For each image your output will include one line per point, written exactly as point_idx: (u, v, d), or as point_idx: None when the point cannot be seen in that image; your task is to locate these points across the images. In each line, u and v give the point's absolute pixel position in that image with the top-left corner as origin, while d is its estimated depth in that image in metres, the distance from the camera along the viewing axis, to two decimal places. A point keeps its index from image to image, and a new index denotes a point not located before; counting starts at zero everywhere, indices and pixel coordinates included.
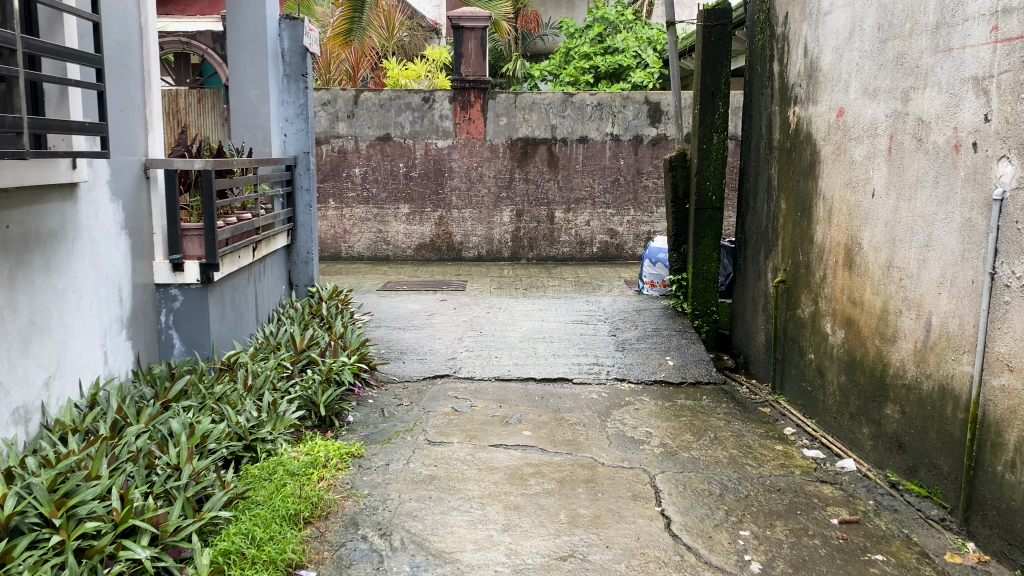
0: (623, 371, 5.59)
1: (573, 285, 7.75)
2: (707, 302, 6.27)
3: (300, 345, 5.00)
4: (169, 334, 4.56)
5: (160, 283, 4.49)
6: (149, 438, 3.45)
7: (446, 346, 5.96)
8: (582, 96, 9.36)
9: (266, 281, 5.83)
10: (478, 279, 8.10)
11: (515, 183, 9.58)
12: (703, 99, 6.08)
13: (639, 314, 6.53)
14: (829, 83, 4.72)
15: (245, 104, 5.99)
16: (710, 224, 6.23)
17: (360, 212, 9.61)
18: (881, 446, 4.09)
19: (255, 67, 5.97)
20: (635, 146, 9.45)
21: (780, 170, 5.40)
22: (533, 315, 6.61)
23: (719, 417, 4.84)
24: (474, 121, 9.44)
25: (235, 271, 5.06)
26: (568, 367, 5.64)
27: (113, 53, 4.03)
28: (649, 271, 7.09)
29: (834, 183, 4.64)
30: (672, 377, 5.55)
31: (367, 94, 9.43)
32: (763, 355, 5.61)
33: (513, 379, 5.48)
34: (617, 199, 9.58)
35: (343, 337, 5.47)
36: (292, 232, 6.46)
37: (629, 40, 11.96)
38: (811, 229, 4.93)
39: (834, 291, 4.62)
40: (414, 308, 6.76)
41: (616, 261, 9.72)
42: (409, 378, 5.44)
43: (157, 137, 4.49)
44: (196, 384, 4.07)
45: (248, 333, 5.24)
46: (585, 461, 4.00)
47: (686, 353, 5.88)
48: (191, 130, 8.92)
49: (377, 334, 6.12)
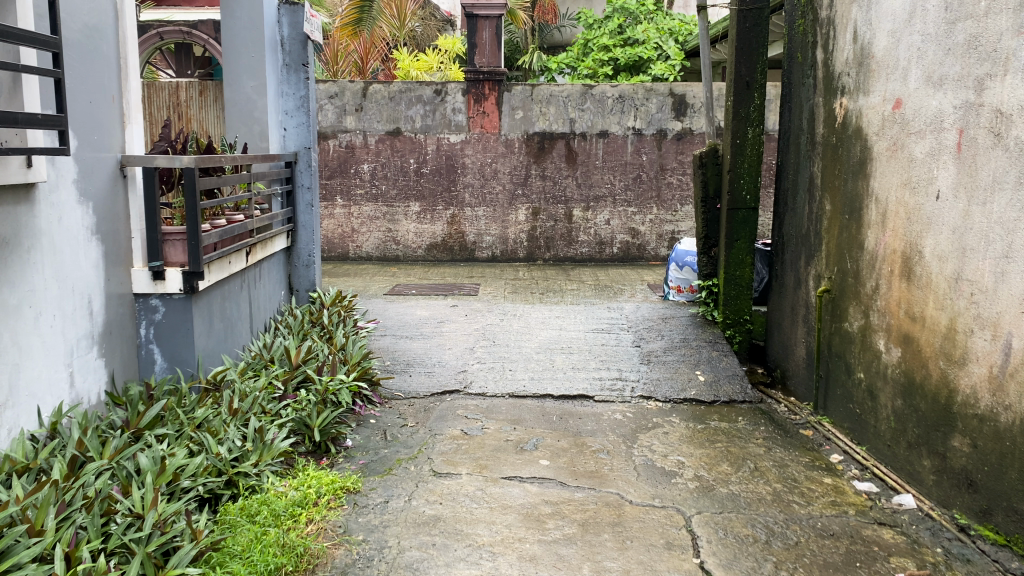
0: (649, 388, 5.12)
1: (593, 289, 7.28)
2: (740, 311, 5.80)
3: (296, 360, 4.54)
4: (150, 348, 4.12)
5: (139, 293, 4.07)
6: (113, 477, 3.02)
7: (457, 358, 5.51)
8: (603, 88, 8.90)
9: (262, 288, 5.39)
10: (492, 283, 7.64)
11: (531, 180, 9.11)
12: (737, 90, 5.58)
13: (665, 322, 6.05)
14: (883, 71, 4.22)
15: (241, 95, 5.56)
16: (744, 226, 5.75)
17: (369, 210, 9.17)
18: (946, 482, 3.61)
19: (251, 56, 5.52)
20: (659, 141, 8.97)
21: (824, 168, 4.90)
22: (550, 324, 6.13)
23: (757, 445, 4.37)
24: (488, 115, 8.98)
25: (225, 278, 4.63)
26: (589, 383, 5.17)
27: (80, 36, 3.60)
28: (676, 275, 6.60)
29: (889, 183, 4.14)
30: (703, 395, 5.07)
31: (376, 86, 8.99)
32: (804, 370, 5.13)
33: (528, 396, 5.03)
34: (639, 197, 9.09)
35: (344, 350, 5.02)
36: (292, 233, 6.02)
37: (650, 31, 11.47)
38: (861, 234, 4.44)
39: (889, 303, 4.13)
40: (423, 315, 6.31)
41: (637, 262, 9.22)
42: (416, 395, 5.00)
43: (136, 132, 4.06)
44: (174, 408, 3.63)
45: (240, 346, 4.81)
46: (611, 500, 3.54)
47: (717, 368, 5.40)
48: (192, 125, 8.53)
49: (383, 344, 5.67)
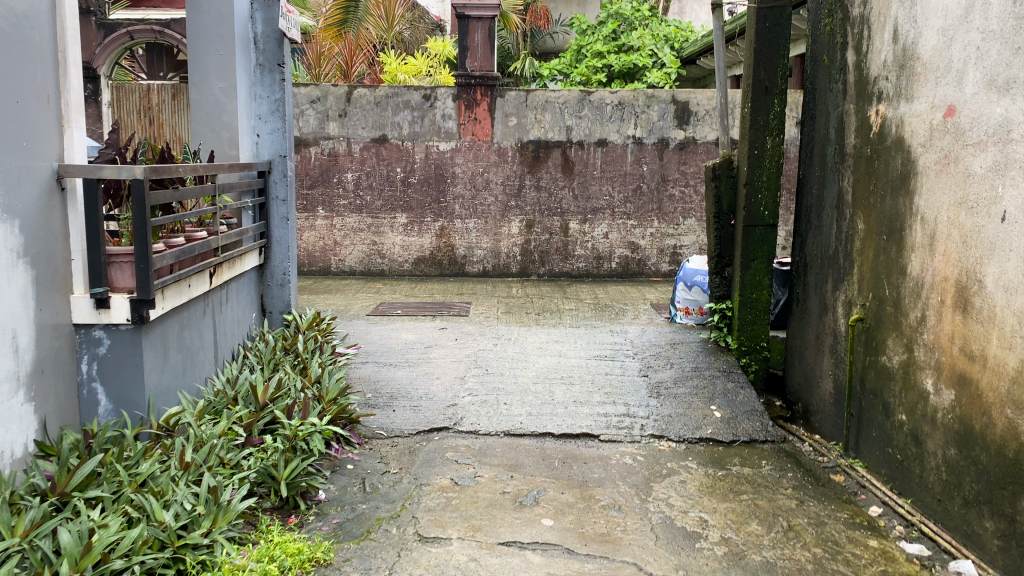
0: (660, 426, 4.60)
1: (592, 309, 6.74)
2: (756, 337, 5.30)
3: (263, 398, 4.01)
4: (93, 387, 3.56)
5: (80, 324, 3.51)
6: (23, 559, 2.47)
7: (446, 389, 4.97)
8: (601, 94, 8.39)
9: (229, 312, 4.84)
10: (484, 301, 7.10)
11: (525, 191, 8.60)
12: (755, 96, 5.07)
13: (674, 349, 5.54)
14: (931, 75, 3.73)
15: (208, 98, 5.02)
16: (762, 244, 5.25)
17: (352, 221, 8.63)
18: (1015, 550, 3.08)
19: (219, 53, 4.97)
20: (660, 150, 8.48)
21: (856, 183, 4.41)
22: (548, 350, 5.59)
23: (787, 497, 3.86)
24: (480, 121, 8.46)
25: (184, 303, 4.08)
26: (593, 420, 4.65)
27: (4, 25, 3.06)
28: (684, 296, 6.05)
29: (940, 202, 3.64)
30: (721, 434, 4.56)
31: (361, 90, 8.44)
32: (830, 406, 4.63)
33: (526, 435, 4.50)
34: (639, 210, 8.59)
35: (320, 384, 4.49)
36: (265, 249, 5.46)
37: (645, 37, 11.02)
38: (903, 258, 3.94)
39: (939, 338, 3.62)
40: (409, 339, 5.76)
41: (637, 278, 8.70)
42: (400, 433, 4.46)
43: (77, 137, 3.51)
44: (113, 463, 3.09)
45: (201, 380, 4.27)
46: (627, 573, 3.02)
47: (734, 402, 4.88)
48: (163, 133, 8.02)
49: (364, 374, 5.12)
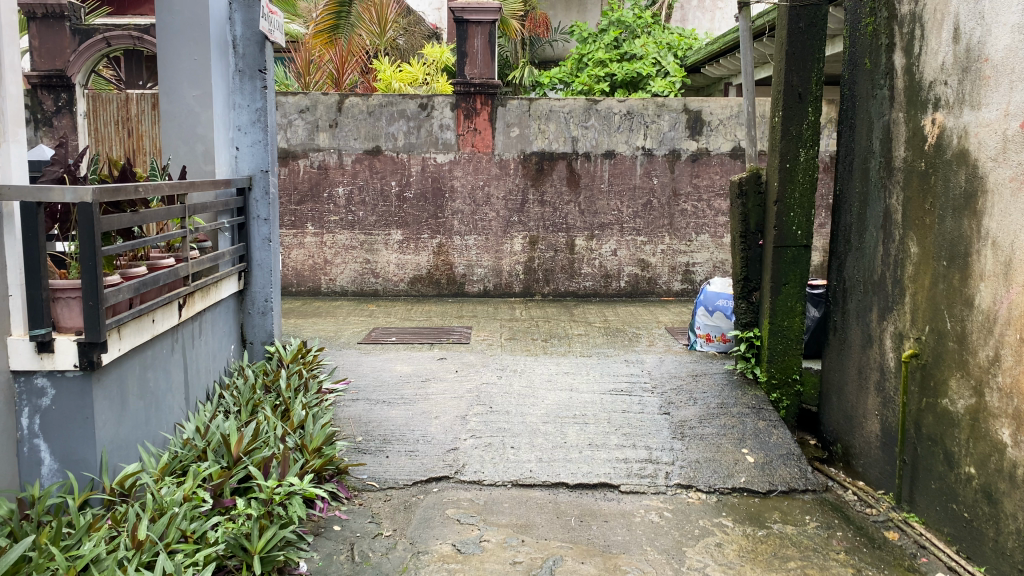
0: (687, 474, 4.12)
1: (603, 335, 6.22)
2: (788, 370, 4.82)
3: (237, 451, 3.51)
4: (35, 444, 3.06)
5: (18, 370, 3.00)
6: None
7: (446, 430, 4.46)
8: (608, 103, 7.92)
9: (203, 346, 4.33)
10: (487, 326, 6.58)
11: (528, 206, 8.10)
12: (788, 103, 4.58)
13: (696, 381, 5.04)
14: (1003, 79, 3.25)
15: (180, 106, 4.52)
16: (794, 266, 4.76)
17: (344, 238, 8.12)
18: None
19: (194, 58, 4.48)
20: (672, 162, 7.99)
21: (907, 201, 3.92)
22: (558, 384, 5.07)
23: (841, 565, 3.39)
24: (480, 132, 7.98)
25: (147, 341, 3.57)
26: (611, 467, 4.15)
27: None
28: (705, 322, 5.54)
29: (1017, 225, 3.14)
30: (756, 484, 4.08)
31: (353, 99, 7.93)
32: (877, 450, 4.14)
33: (536, 487, 4.01)
34: (649, 225, 8.10)
35: (303, 431, 3.99)
36: (245, 274, 4.95)
37: (649, 46, 10.55)
38: (968, 287, 3.44)
39: (1017, 382, 3.13)
40: (404, 371, 5.24)
41: (648, 297, 8.20)
42: (393, 485, 3.98)
43: (16, 153, 3.00)
44: (48, 544, 2.57)
45: (167, 427, 3.76)
46: None
47: (767, 445, 4.38)
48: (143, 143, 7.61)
49: (354, 413, 4.61)
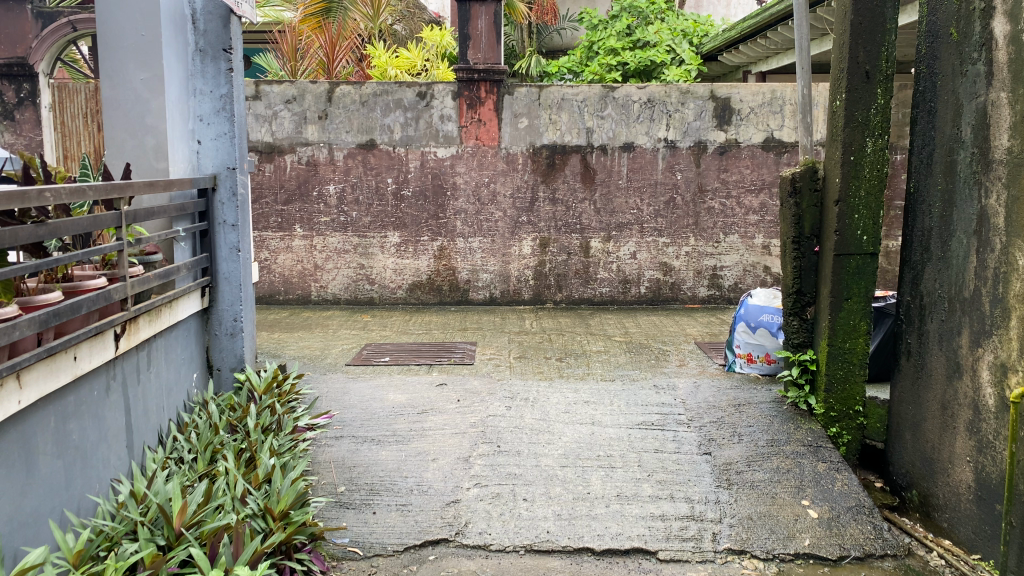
0: (738, 534, 3.39)
1: (625, 353, 5.46)
2: (849, 400, 4.07)
3: (180, 524, 2.79)
4: None
5: None
6: None
7: (445, 478, 3.71)
8: (627, 90, 7.17)
9: (154, 382, 3.60)
10: (493, 341, 5.84)
11: (538, 204, 7.36)
12: (852, 83, 3.83)
13: (739, 413, 4.31)
14: None
15: (127, 92, 3.82)
16: (859, 277, 4.01)
17: (336, 241, 7.39)
18: None
19: (141, 34, 3.77)
20: (697, 155, 7.25)
21: (1013, 202, 3.16)
22: (576, 417, 4.32)
23: None
24: (485, 123, 7.24)
25: (68, 385, 2.84)
26: (646, 527, 3.41)
27: None
28: (745, 340, 4.82)
29: None
30: (822, 546, 3.35)
31: (344, 88, 7.19)
32: (970, 505, 3.39)
33: (553, 555, 3.26)
34: (672, 225, 7.35)
35: (269, 488, 3.27)
36: (210, 289, 4.21)
37: (663, 32, 9.77)
38: None
39: None
40: (398, 401, 4.50)
41: (670, 304, 7.46)
42: (381, 552, 3.25)
43: None
44: None
45: (99, 488, 3.03)
46: None
47: (832, 495, 3.65)
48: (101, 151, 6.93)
49: (335, 457, 3.87)
